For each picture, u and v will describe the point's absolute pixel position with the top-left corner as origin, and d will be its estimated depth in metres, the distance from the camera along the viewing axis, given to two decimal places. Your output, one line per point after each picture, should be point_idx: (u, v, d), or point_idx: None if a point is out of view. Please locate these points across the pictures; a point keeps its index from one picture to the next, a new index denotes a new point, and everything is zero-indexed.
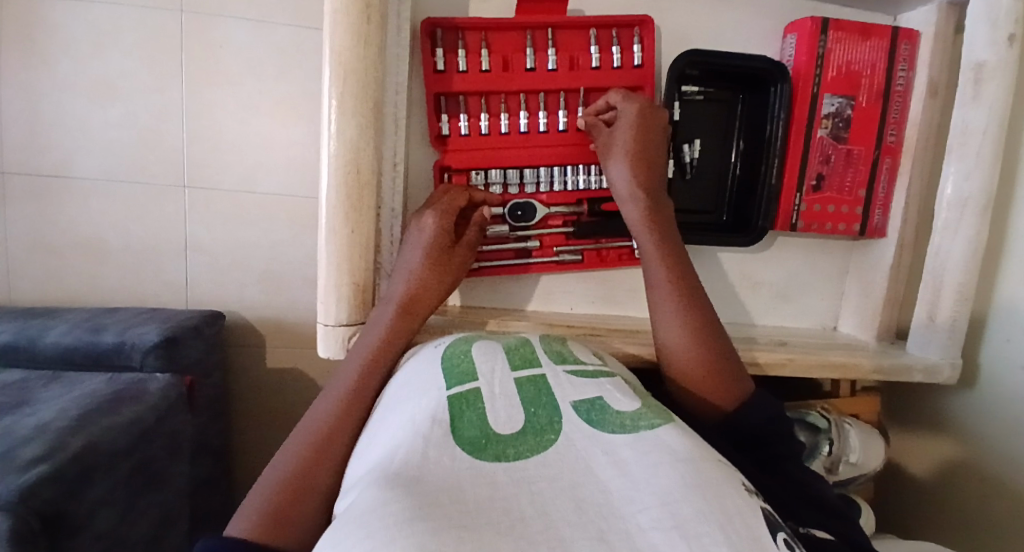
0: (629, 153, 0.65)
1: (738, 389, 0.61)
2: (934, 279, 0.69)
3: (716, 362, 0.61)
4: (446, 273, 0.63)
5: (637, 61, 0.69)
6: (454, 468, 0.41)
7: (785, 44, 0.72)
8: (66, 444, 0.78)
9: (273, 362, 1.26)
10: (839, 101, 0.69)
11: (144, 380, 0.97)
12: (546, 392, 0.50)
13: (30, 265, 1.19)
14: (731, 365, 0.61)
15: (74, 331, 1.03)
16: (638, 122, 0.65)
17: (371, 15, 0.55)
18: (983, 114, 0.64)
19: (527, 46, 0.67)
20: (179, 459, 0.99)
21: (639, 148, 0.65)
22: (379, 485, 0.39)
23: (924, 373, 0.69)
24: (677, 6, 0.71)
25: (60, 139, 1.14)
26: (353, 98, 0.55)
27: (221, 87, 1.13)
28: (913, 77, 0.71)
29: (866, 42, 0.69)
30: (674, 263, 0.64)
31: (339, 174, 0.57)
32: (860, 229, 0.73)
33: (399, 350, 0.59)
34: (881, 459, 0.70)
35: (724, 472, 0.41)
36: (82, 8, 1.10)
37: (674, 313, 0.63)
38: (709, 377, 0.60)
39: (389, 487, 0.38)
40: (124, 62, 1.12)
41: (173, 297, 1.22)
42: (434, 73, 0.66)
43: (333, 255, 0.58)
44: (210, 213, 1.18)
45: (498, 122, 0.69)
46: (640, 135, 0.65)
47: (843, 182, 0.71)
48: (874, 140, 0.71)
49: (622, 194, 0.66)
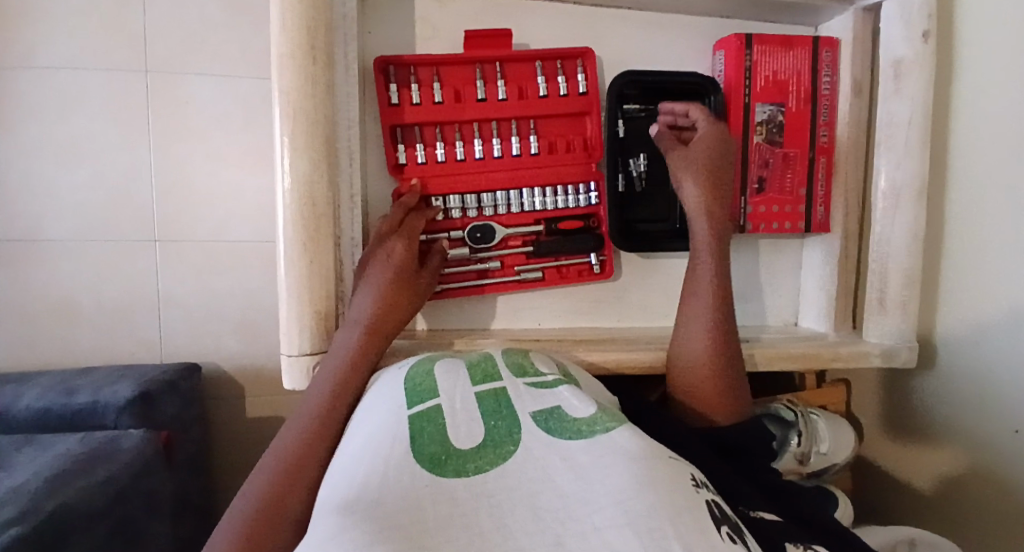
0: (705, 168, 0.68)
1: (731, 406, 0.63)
2: (880, 266, 0.72)
3: (724, 379, 0.63)
4: (412, 294, 0.65)
5: (582, 88, 0.73)
6: (413, 484, 0.40)
7: (715, 60, 0.77)
8: (39, 506, 0.76)
9: (254, 411, 1.26)
10: (770, 109, 0.73)
11: (118, 437, 0.95)
12: (506, 404, 0.50)
13: (1, 332, 1.18)
14: (734, 384, 0.64)
15: (47, 394, 1.02)
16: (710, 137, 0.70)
17: (316, 57, 0.58)
18: (906, 107, 0.68)
19: (476, 78, 0.71)
20: (159, 517, 0.98)
21: (721, 150, 0.69)
22: (338, 512, 0.38)
23: (882, 356, 0.71)
24: (613, 33, 0.76)
25: (29, 204, 1.15)
26: (305, 135, 0.58)
27: (190, 142, 1.16)
28: (838, 81, 0.75)
29: (790, 52, 0.73)
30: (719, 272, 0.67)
31: (295, 206, 0.59)
32: (806, 226, 0.76)
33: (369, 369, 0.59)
34: (852, 448, 0.72)
35: (676, 469, 0.41)
36: (49, 74, 1.13)
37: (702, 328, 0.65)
38: (710, 391, 0.63)
39: (347, 512, 0.37)
40: (92, 124, 1.15)
41: (148, 353, 1.21)
42: (388, 106, 0.69)
43: (293, 285, 0.60)
44: (184, 266, 1.19)
45: (454, 149, 0.72)
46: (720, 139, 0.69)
47: (784, 182, 0.75)
48: (808, 141, 0.75)
49: (694, 208, 0.69)
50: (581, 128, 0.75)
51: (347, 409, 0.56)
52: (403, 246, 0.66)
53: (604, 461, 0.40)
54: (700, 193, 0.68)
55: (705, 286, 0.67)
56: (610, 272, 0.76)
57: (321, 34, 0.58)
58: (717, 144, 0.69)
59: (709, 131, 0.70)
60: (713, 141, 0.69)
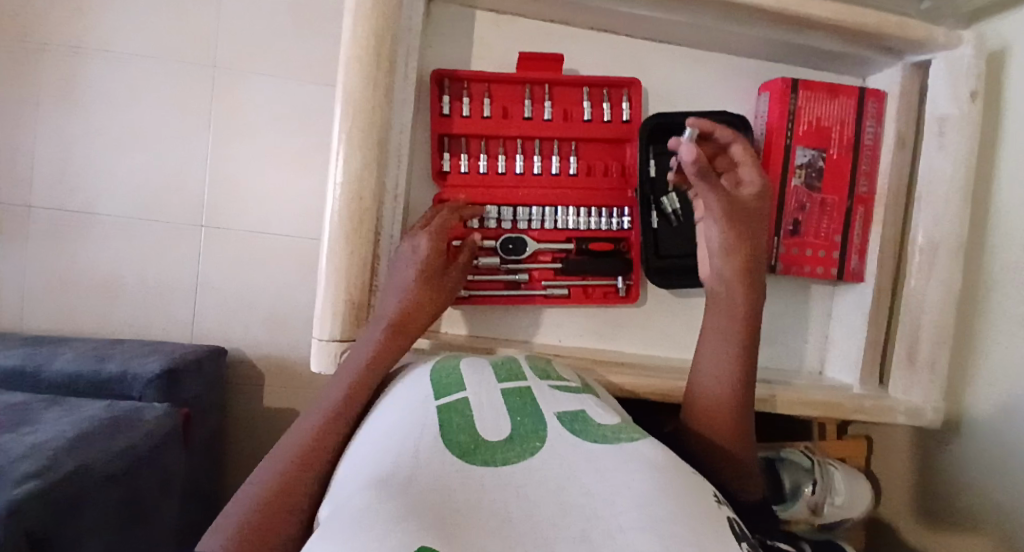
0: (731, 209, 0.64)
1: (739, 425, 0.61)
2: (912, 320, 0.71)
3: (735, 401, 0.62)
4: (439, 295, 0.66)
5: (626, 117, 0.75)
6: (445, 468, 0.43)
7: (759, 101, 0.77)
8: (61, 464, 0.79)
9: (271, 402, 1.29)
10: (811, 153, 0.74)
11: (141, 407, 0.98)
12: (532, 402, 0.53)
13: (47, 298, 1.24)
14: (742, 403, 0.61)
15: (81, 359, 1.06)
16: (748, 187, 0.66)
17: (381, 63, 0.61)
18: (950, 163, 0.68)
19: (525, 97, 0.74)
20: (171, 494, 1.00)
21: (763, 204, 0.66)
22: (376, 488, 0.41)
23: (907, 414, 0.69)
24: (663, 67, 0.78)
25: (90, 180, 1.22)
26: (359, 132, 0.61)
27: (245, 138, 1.22)
28: (882, 132, 0.75)
29: (834, 100, 0.74)
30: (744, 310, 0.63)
31: (343, 200, 0.61)
32: (838, 273, 0.76)
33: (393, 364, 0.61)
34: (868, 503, 0.70)
35: (698, 484, 0.43)
36: (122, 62, 1.20)
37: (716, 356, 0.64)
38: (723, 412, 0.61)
39: (382, 488, 0.40)
40: (157, 112, 1.21)
41: (179, 333, 1.25)
42: (439, 116, 0.72)
43: (332, 273, 0.62)
44: (224, 253, 1.24)
45: (496, 163, 0.74)
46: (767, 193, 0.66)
47: (819, 227, 0.75)
48: (847, 190, 0.75)
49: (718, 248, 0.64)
50: (620, 154, 0.77)
51: (364, 405, 0.56)
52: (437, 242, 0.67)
53: (631, 467, 0.43)
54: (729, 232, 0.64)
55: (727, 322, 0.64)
56: (636, 297, 0.77)
57: (387, 42, 0.61)
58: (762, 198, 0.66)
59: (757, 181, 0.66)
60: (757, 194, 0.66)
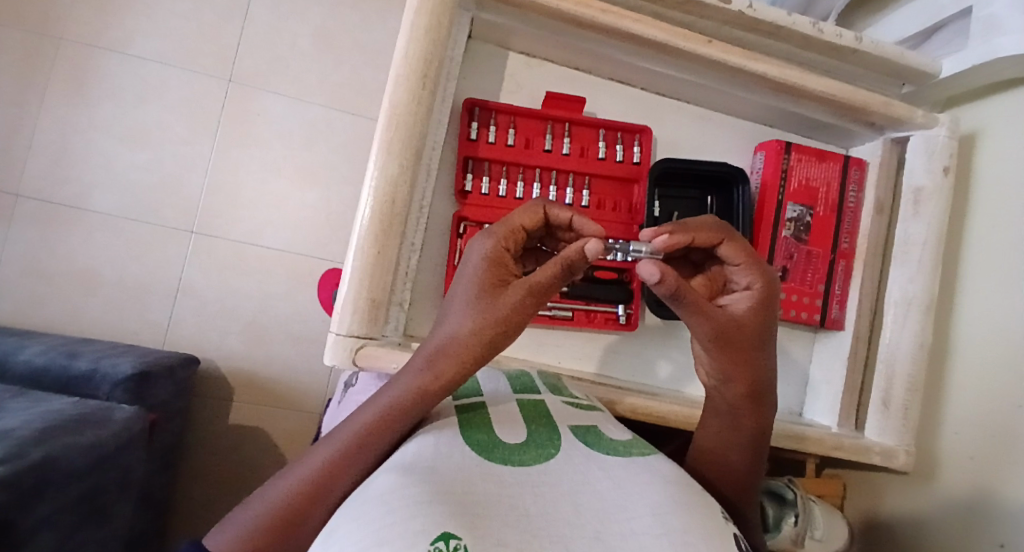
0: (725, 334, 0.56)
1: (747, 478, 0.59)
2: (887, 368, 0.76)
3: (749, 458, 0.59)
4: (500, 311, 0.55)
5: (636, 159, 0.81)
6: (466, 462, 0.43)
7: (755, 159, 0.85)
8: (26, 452, 0.75)
9: (237, 418, 1.24)
10: (800, 209, 0.81)
11: (111, 407, 0.93)
12: (546, 413, 0.53)
13: (15, 288, 1.19)
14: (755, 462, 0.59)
15: (50, 352, 1.02)
16: (751, 300, 0.58)
17: (425, 83, 0.65)
18: (923, 229, 0.75)
19: (547, 132, 0.79)
20: (127, 500, 0.94)
21: (757, 320, 0.57)
22: (398, 473, 0.41)
23: (881, 455, 0.73)
24: (672, 119, 0.85)
25: (83, 172, 1.20)
26: (399, 142, 0.64)
27: (250, 149, 1.23)
28: (863, 197, 0.84)
29: (822, 164, 0.82)
30: (754, 400, 0.58)
31: (376, 203, 0.64)
32: (820, 319, 0.82)
33: (442, 398, 0.52)
34: (846, 541, 0.72)
35: (705, 498, 0.44)
36: (138, 64, 1.22)
37: (734, 415, 0.59)
38: (737, 468, 0.59)
39: (405, 474, 0.41)
40: (165, 114, 1.22)
41: (151, 337, 1.21)
42: (467, 140, 0.76)
43: (357, 271, 0.63)
44: (211, 260, 1.22)
45: (514, 188, 0.79)
46: (766, 304, 0.58)
47: (805, 276, 0.81)
48: (830, 244, 0.82)
49: (712, 366, 0.58)
50: (629, 192, 0.82)
51: (398, 436, 0.49)
52: (505, 252, 0.60)
53: (642, 476, 0.44)
54: (727, 353, 0.57)
55: (740, 403, 0.59)
56: (634, 325, 0.80)
57: (434, 65, 0.66)
58: (756, 313, 0.57)
59: (754, 292, 0.58)
60: (750, 307, 0.57)
